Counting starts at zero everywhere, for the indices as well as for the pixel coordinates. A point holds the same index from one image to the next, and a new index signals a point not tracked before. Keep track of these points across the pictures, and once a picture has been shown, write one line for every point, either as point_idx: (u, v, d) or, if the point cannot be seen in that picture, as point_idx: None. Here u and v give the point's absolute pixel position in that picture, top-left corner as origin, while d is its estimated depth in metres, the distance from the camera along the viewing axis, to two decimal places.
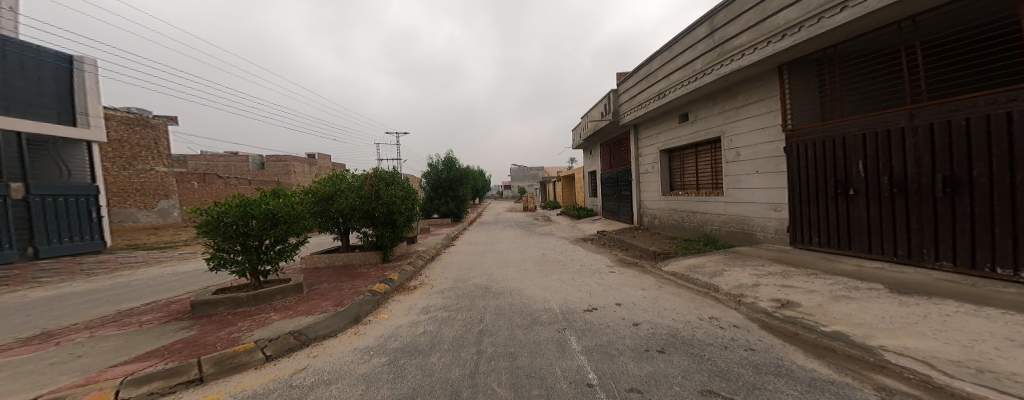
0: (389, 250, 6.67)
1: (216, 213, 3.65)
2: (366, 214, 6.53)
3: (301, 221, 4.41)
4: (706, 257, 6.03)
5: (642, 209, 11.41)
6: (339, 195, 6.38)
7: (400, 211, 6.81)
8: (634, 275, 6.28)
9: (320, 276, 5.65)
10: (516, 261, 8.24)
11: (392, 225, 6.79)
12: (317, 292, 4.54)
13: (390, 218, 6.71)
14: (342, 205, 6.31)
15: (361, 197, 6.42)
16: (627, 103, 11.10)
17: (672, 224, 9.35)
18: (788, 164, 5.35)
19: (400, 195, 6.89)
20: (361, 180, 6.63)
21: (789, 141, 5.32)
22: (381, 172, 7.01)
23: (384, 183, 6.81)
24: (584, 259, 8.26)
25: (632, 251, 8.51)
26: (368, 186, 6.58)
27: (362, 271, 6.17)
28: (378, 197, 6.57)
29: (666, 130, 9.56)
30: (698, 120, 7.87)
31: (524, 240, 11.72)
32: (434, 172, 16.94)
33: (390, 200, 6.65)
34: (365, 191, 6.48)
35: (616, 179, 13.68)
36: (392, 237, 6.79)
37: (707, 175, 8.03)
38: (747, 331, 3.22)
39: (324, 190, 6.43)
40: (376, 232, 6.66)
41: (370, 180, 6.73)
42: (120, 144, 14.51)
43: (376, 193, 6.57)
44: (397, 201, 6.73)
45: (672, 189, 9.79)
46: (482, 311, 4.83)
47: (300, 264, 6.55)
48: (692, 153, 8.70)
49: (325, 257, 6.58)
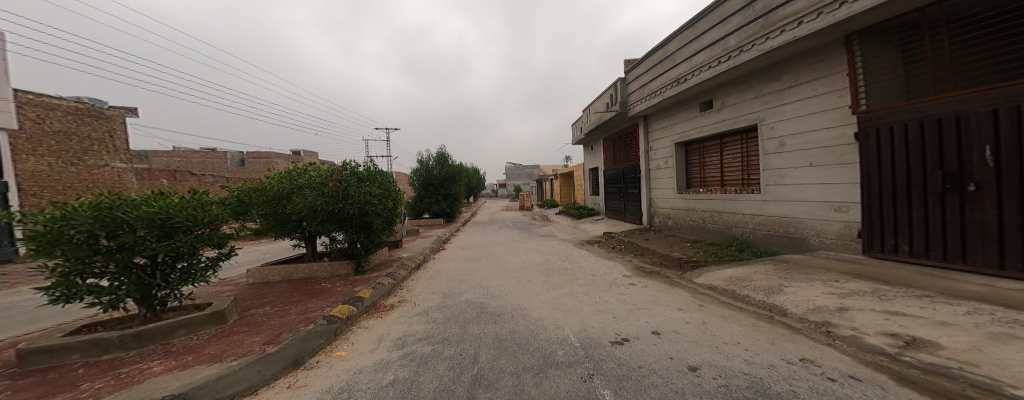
0: (362, 259, 5.51)
1: (53, 221, 2.63)
2: (330, 216, 5.30)
3: (215, 231, 3.44)
4: (749, 268, 4.97)
5: (652, 209, 10.41)
6: (297, 193, 5.15)
7: (376, 213, 5.61)
8: (660, 289, 5.25)
9: (263, 297, 4.41)
10: (516, 269, 7.13)
11: (365, 228, 5.60)
12: (247, 321, 3.50)
13: (363, 221, 5.50)
14: (300, 207, 5.09)
15: (324, 197, 5.19)
16: (637, 92, 10.08)
17: (691, 226, 8.37)
18: (860, 153, 4.35)
19: (375, 193, 5.64)
20: (327, 175, 5.39)
21: (861, 125, 4.32)
22: (352, 164, 5.77)
23: (354, 179, 5.56)
24: (596, 267, 7.16)
25: (649, 258, 7.45)
26: (333, 183, 5.34)
27: (323, 286, 4.95)
28: (347, 197, 5.34)
29: (684, 120, 8.56)
30: (725, 107, 6.86)
31: (522, 242, 10.60)
32: (424, 169, 15.61)
33: (363, 199, 5.43)
34: (331, 188, 5.24)
35: (622, 176, 12.65)
36: (366, 244, 5.61)
37: (735, 170, 7.06)
38: (883, 390, 2.11)
39: (278, 188, 5.23)
40: (346, 237, 5.48)
41: (339, 175, 5.50)
42: (67, 137, 13.15)
43: (343, 191, 5.32)
44: (371, 201, 5.50)
45: (690, 187, 8.85)
46: (477, 342, 3.68)
47: (246, 280, 5.27)
48: (715, 146, 7.70)
49: (282, 269, 5.35)
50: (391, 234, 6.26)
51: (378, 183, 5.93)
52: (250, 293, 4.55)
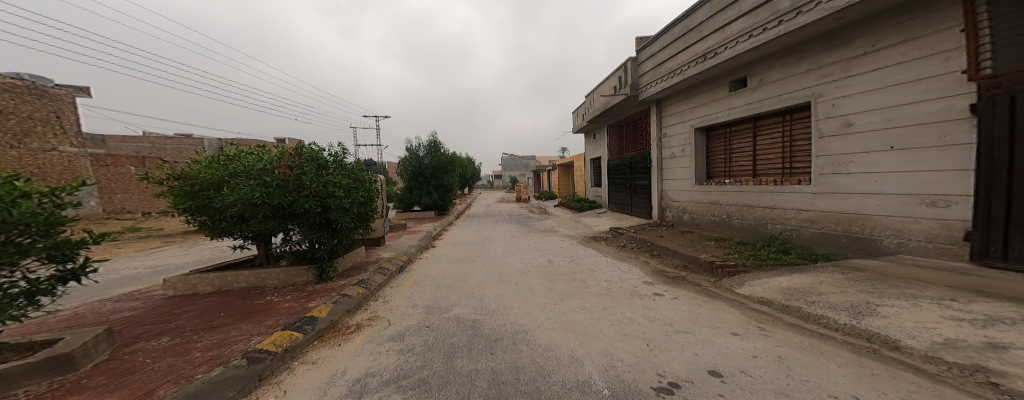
0: (325, 265, 4.48)
1: None
2: (278, 211, 4.23)
3: (32, 242, 2.54)
4: (807, 276, 4.04)
5: (663, 202, 9.47)
6: (229, 183, 4.11)
7: (340, 207, 4.52)
8: (695, 301, 4.32)
9: (170, 320, 3.38)
10: (515, 274, 6.19)
11: (326, 226, 4.52)
12: (117, 369, 2.50)
13: (323, 218, 4.43)
14: (236, 200, 4.02)
15: (268, 188, 4.10)
16: (650, 73, 9.09)
17: (712, 222, 7.45)
18: (979, 132, 3.45)
19: (338, 183, 4.53)
20: (274, 159, 4.28)
21: (984, 95, 3.39)
22: (309, 147, 4.64)
23: (311, 165, 4.44)
24: (609, 271, 6.19)
25: (670, 259, 6.52)
26: (280, 170, 4.24)
27: (262, 301, 3.91)
28: (299, 188, 4.25)
29: (707, 102, 7.58)
30: (766, 85, 5.95)
31: (521, 238, 9.63)
32: (413, 157, 14.37)
33: (321, 191, 4.33)
34: (277, 176, 4.14)
35: (628, 166, 11.62)
36: (329, 245, 4.56)
37: (772, 158, 6.12)
38: None
39: (209, 176, 4.17)
40: (302, 237, 4.42)
41: (289, 160, 4.38)
42: (5, 117, 11.87)
43: (294, 181, 4.22)
44: (332, 192, 4.40)
45: (710, 177, 7.94)
46: (466, 386, 2.64)
47: (164, 293, 4.25)
48: (746, 130, 6.79)
49: (214, 277, 4.33)
50: (365, 232, 5.20)
51: (344, 171, 4.81)
52: (155, 315, 3.51)
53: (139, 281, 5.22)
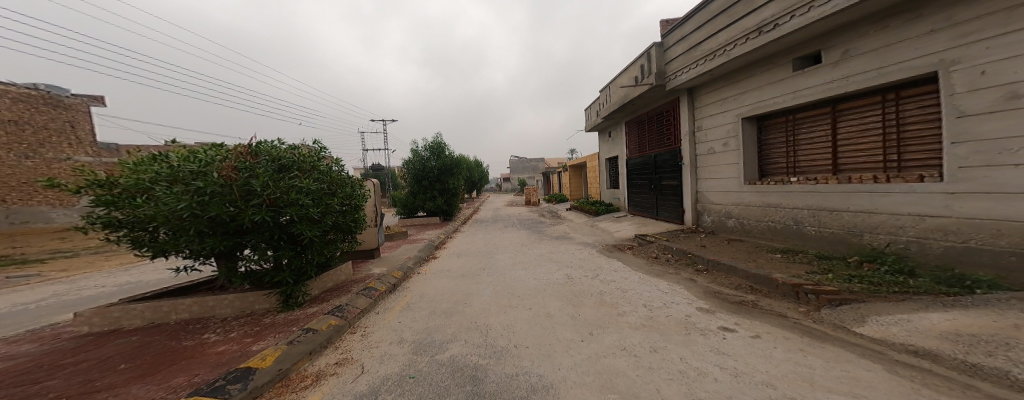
0: (288, 291, 3.55)
1: None
2: (221, 224, 3.29)
3: None
4: (969, 316, 2.73)
5: (699, 206, 8.20)
6: (157, 189, 3.16)
7: (306, 219, 3.58)
8: (782, 341, 3.05)
9: (44, 378, 2.37)
10: (530, 298, 5.05)
11: (290, 242, 3.59)
12: None
13: (285, 232, 3.49)
14: (160, 211, 3.10)
15: (203, 195, 3.16)
16: (682, 58, 7.86)
17: (768, 229, 6.21)
18: None
19: (303, 189, 3.58)
20: (215, 159, 3.35)
21: None
22: (269, 144, 3.75)
23: (268, 166, 3.52)
24: (646, 293, 5.01)
25: (721, 276, 5.26)
26: (226, 170, 3.30)
27: (194, 342, 2.90)
28: (248, 195, 3.31)
29: (760, 85, 6.31)
30: (851, 58, 4.70)
31: (533, 247, 8.48)
32: (417, 160, 13.44)
33: (277, 199, 3.39)
34: (217, 180, 3.20)
35: (652, 164, 10.37)
36: (293, 265, 3.62)
37: (863, 148, 4.87)
38: None
39: (128, 180, 3.25)
40: (258, 257, 3.46)
41: (238, 159, 3.45)
42: (18, 127, 11.62)
43: (241, 186, 3.28)
44: (294, 201, 3.45)
45: (763, 176, 6.67)
46: None
47: (76, 331, 3.26)
48: (819, 116, 5.47)
49: (143, 308, 3.33)
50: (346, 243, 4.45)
51: (314, 174, 3.89)
52: (27, 371, 2.49)
53: (73, 308, 4.27)
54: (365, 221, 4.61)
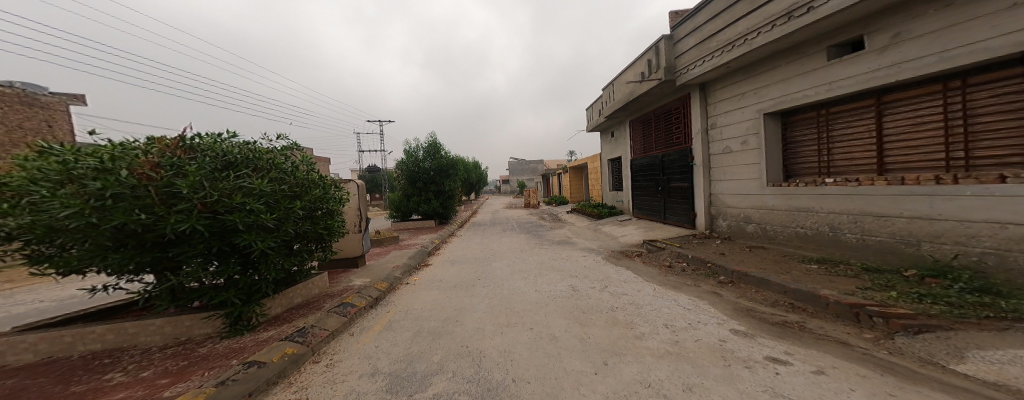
0: (234, 313, 3.09)
1: None
2: (136, 235, 2.79)
3: None
4: None
5: (712, 209, 7.57)
6: (46, 191, 2.61)
7: (256, 227, 3.15)
8: (857, 382, 2.35)
9: None
10: (531, 317, 4.35)
11: (234, 254, 3.15)
12: None
13: (227, 244, 3.07)
14: (50, 218, 2.57)
15: (108, 199, 2.65)
16: (694, 50, 7.29)
17: (796, 235, 5.59)
18: None
19: (250, 192, 3.16)
20: (131, 153, 2.85)
21: None
22: (207, 139, 3.28)
23: (208, 165, 3.06)
24: (666, 310, 4.35)
25: (749, 289, 4.59)
26: (141, 169, 2.79)
27: (84, 388, 2.35)
28: (172, 199, 2.84)
29: (785, 77, 5.73)
30: (903, 42, 4.18)
31: (533, 253, 7.80)
32: (411, 161, 12.78)
33: (214, 203, 2.95)
34: (127, 180, 2.69)
35: (658, 165, 9.73)
36: (237, 281, 3.15)
37: (918, 146, 4.30)
38: None
39: (11, 179, 2.68)
40: (184, 275, 2.92)
41: (160, 155, 2.95)
42: None
43: (163, 188, 2.80)
44: (238, 206, 3.03)
45: (789, 177, 6.06)
46: None
47: None
48: (861, 109, 4.87)
49: (37, 339, 2.79)
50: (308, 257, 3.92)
51: (270, 174, 3.51)
52: None
53: None
54: (326, 221, 4.21)
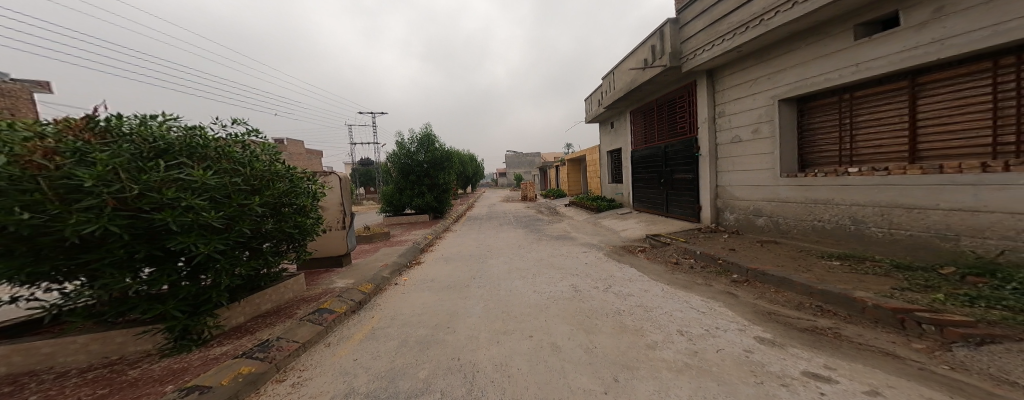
0: (178, 326, 2.95)
1: None
2: (27, 239, 2.50)
3: None
4: None
5: (719, 202, 7.20)
6: None
7: (199, 227, 3.01)
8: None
9: None
10: (528, 324, 3.95)
11: (170, 259, 3.00)
12: None
13: (158, 246, 2.90)
14: None
15: None
16: (701, 35, 6.83)
17: (812, 228, 5.26)
18: None
19: (190, 188, 3.03)
20: (26, 139, 2.58)
21: None
22: (128, 126, 3.05)
23: (131, 157, 2.85)
24: (680, 314, 3.98)
25: (768, 289, 4.21)
26: (35, 159, 2.52)
27: None
28: (74, 194, 2.57)
29: (804, 60, 5.31)
30: (947, 16, 3.79)
31: (532, 249, 7.41)
32: (405, 153, 12.25)
33: (136, 199, 2.75)
34: (17, 170, 2.43)
35: (661, 156, 9.33)
36: (173, 289, 2.99)
37: (956, 130, 3.96)
38: None
39: None
40: (97, 290, 2.71)
41: (59, 143, 2.66)
42: None
43: (59, 179, 2.53)
44: (170, 202, 2.85)
45: (804, 167, 5.71)
46: None
47: None
48: (890, 92, 4.49)
49: None
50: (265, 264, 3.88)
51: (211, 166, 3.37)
52: None
53: None
54: (279, 219, 4.10)
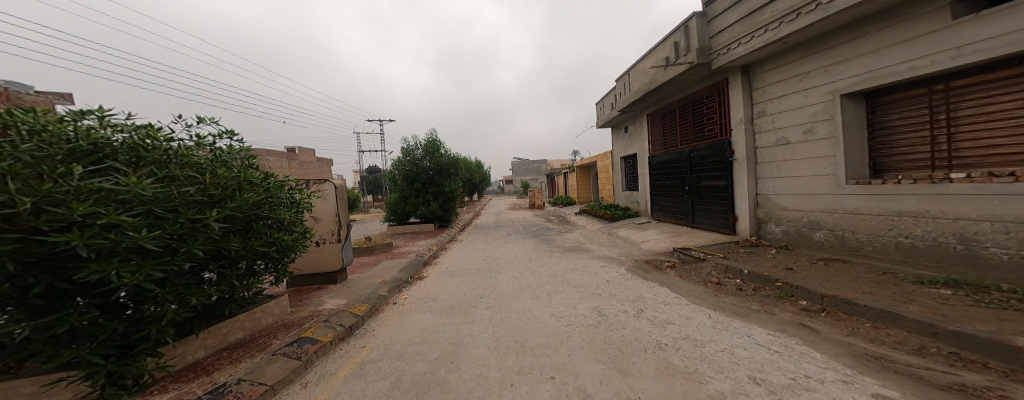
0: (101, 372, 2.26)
1: None
2: None
3: None
4: None
5: (763, 212, 6.29)
6: None
7: (125, 250, 2.40)
8: None
9: None
10: (546, 360, 3.05)
11: (82, 294, 2.31)
12: None
13: (64, 278, 2.23)
14: None
15: None
16: (738, 26, 6.00)
17: (895, 245, 4.37)
18: None
19: (116, 200, 2.41)
20: None
21: None
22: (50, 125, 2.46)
23: (28, 162, 2.22)
24: (747, 351, 3.06)
25: (864, 324, 3.29)
26: None
27: None
28: None
29: (878, 48, 4.45)
30: None
31: (547, 262, 6.51)
32: (410, 158, 11.47)
33: (45, 219, 2.14)
34: None
35: (685, 160, 8.46)
36: (91, 328, 2.30)
37: None
38: None
39: None
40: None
41: None
42: None
43: None
44: (86, 222, 2.24)
45: (881, 173, 4.83)
46: None
47: None
48: (1006, 81, 3.64)
49: None
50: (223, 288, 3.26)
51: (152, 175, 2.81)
52: None
53: None
54: (244, 234, 3.51)
